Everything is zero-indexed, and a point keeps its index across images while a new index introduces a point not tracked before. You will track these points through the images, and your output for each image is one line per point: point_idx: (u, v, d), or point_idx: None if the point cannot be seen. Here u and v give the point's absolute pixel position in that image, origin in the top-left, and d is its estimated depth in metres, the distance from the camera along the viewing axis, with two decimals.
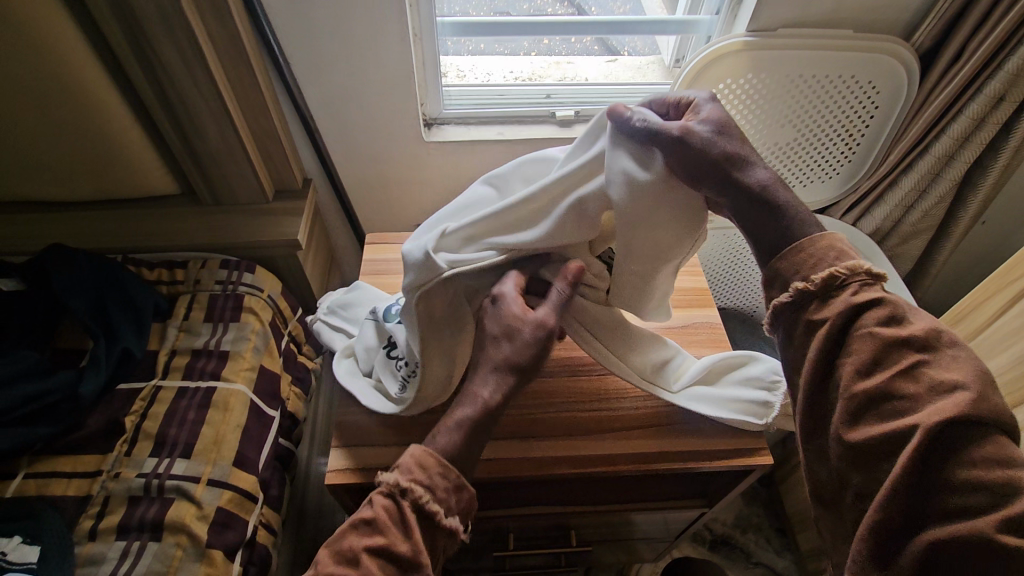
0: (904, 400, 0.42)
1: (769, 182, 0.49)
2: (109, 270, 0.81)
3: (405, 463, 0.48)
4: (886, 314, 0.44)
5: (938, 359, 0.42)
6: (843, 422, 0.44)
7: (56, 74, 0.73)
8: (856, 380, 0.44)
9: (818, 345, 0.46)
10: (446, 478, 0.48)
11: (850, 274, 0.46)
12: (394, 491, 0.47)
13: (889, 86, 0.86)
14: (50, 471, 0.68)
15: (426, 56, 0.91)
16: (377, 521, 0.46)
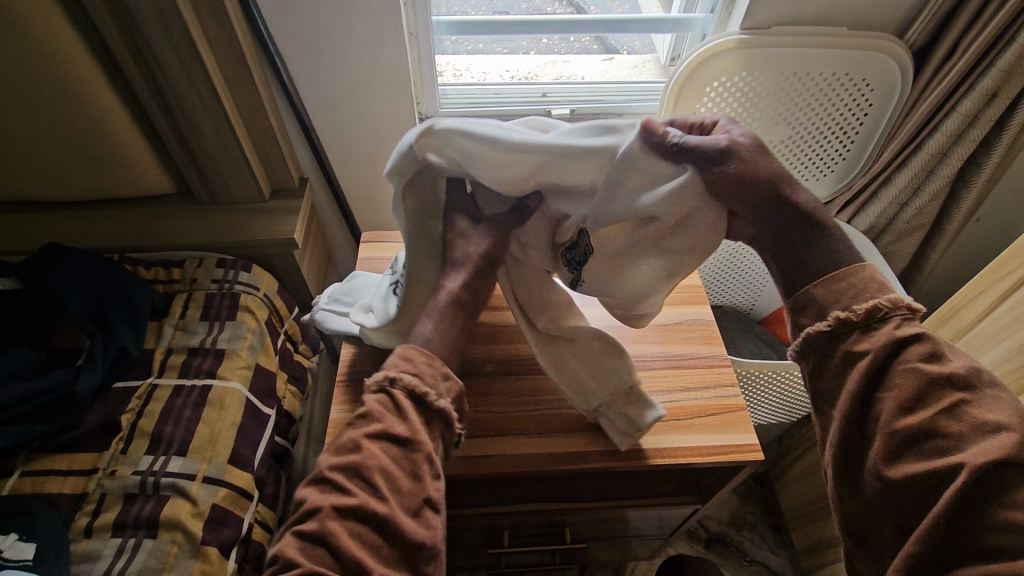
0: (949, 438, 0.41)
1: (813, 206, 0.47)
2: (107, 269, 0.81)
3: (390, 359, 0.47)
4: (930, 351, 0.43)
5: (981, 399, 0.41)
6: (883, 458, 0.42)
7: (53, 73, 0.73)
8: (902, 417, 0.42)
9: (861, 375, 0.44)
10: (433, 366, 0.47)
11: (893, 307, 0.45)
12: (384, 383, 0.45)
13: (883, 84, 0.87)
14: (45, 468, 0.68)
15: (422, 56, 0.91)
16: (371, 412, 0.44)
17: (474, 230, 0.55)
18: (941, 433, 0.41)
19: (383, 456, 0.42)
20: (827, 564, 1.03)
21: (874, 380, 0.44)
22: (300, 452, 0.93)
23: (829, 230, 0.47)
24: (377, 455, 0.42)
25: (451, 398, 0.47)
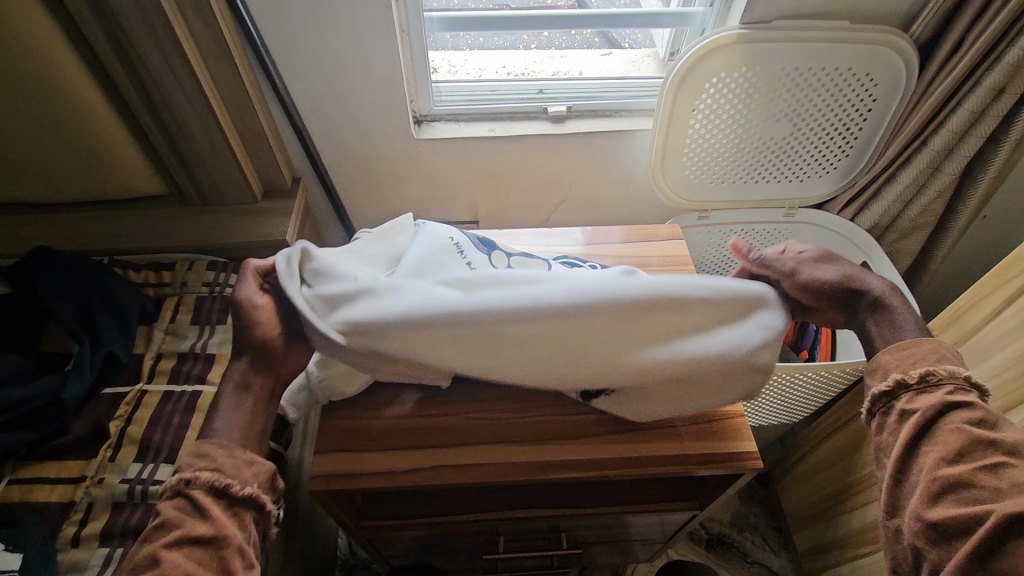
0: (987, 491, 0.46)
1: (882, 291, 0.60)
2: (96, 274, 0.80)
3: (186, 461, 0.52)
4: (976, 417, 0.50)
5: (1020, 462, 0.47)
6: (923, 502, 0.48)
7: (35, 73, 0.72)
8: (943, 465, 0.49)
9: (915, 430, 0.51)
10: (233, 457, 0.53)
11: (946, 376, 0.52)
12: (180, 486, 0.51)
13: (887, 79, 0.85)
14: (33, 477, 0.67)
15: (415, 53, 0.89)
16: (168, 521, 0.49)
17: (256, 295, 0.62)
18: (977, 486, 0.47)
19: (185, 561, 0.48)
20: (828, 567, 1.02)
21: (923, 434, 0.51)
22: (296, 452, 0.92)
23: (895, 307, 0.58)
24: (180, 561, 0.47)
25: (256, 482, 0.53)
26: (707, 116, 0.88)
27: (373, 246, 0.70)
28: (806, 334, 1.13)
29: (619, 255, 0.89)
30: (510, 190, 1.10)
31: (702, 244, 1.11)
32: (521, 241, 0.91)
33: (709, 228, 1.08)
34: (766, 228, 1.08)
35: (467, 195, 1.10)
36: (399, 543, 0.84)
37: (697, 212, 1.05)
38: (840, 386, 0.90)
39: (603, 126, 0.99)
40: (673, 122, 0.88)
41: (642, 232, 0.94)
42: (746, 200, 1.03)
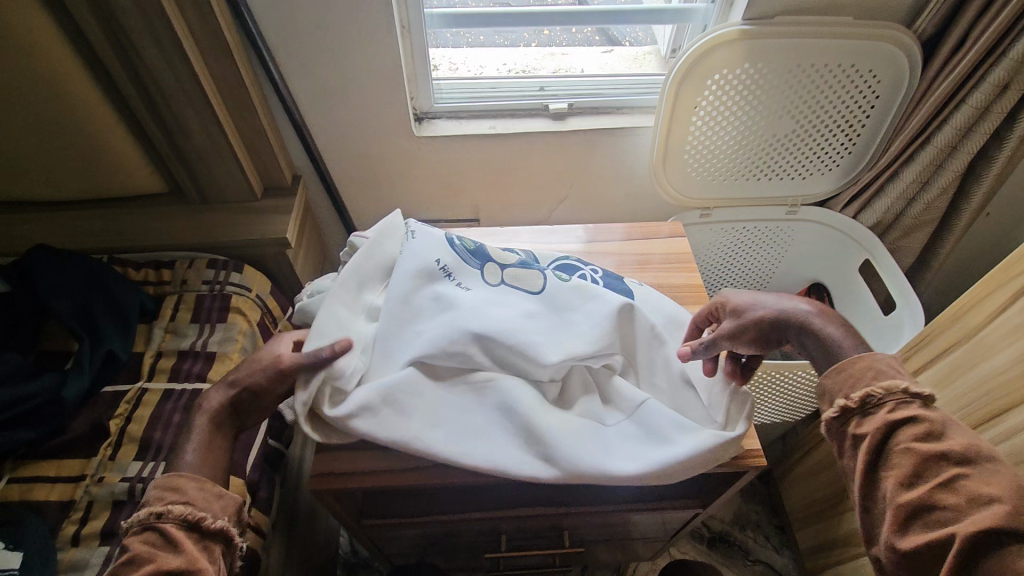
0: (947, 510, 0.45)
1: (811, 317, 0.60)
2: (95, 272, 0.80)
3: (154, 495, 0.52)
4: (923, 431, 0.48)
5: (978, 471, 0.45)
6: (892, 532, 0.47)
7: (32, 71, 0.71)
8: (901, 491, 0.47)
9: (868, 458, 0.50)
10: (203, 490, 0.53)
11: (885, 394, 0.51)
12: (149, 519, 0.51)
13: (890, 75, 0.84)
14: (33, 476, 0.67)
15: (415, 49, 0.89)
16: (139, 555, 0.49)
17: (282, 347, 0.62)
18: (936, 507, 0.45)
19: None
20: (830, 565, 1.02)
21: (876, 460, 0.50)
22: (297, 451, 0.91)
23: (823, 330, 0.59)
24: None
25: (226, 514, 0.54)
26: (709, 114, 0.88)
27: (365, 276, 0.68)
28: None
29: (620, 252, 0.89)
30: (511, 188, 1.09)
31: (705, 243, 1.10)
32: (522, 239, 0.91)
33: (712, 226, 1.07)
34: (765, 228, 1.08)
35: (468, 192, 1.09)
36: (401, 542, 0.83)
37: (699, 210, 1.05)
38: None
39: (604, 124, 0.99)
40: (675, 119, 0.88)
41: (644, 229, 0.93)
42: (747, 198, 1.02)
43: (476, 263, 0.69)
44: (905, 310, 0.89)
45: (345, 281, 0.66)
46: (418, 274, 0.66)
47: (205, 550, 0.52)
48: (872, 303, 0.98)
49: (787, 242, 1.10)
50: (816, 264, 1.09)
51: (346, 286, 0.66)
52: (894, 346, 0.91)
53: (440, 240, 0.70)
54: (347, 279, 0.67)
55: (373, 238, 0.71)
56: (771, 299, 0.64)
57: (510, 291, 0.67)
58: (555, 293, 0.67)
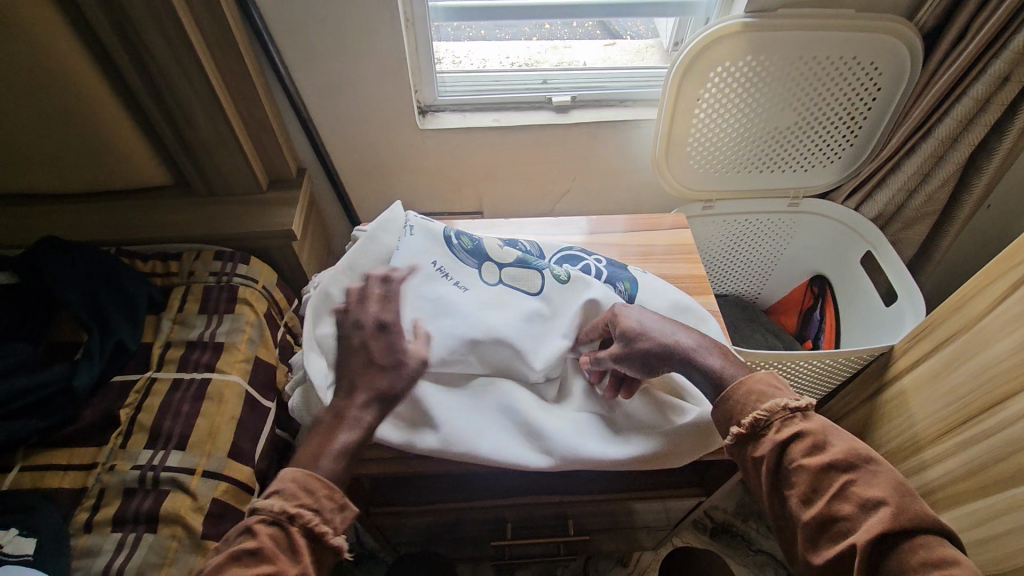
0: (846, 520, 0.46)
1: (697, 349, 0.58)
2: (104, 264, 0.81)
3: (288, 489, 0.48)
4: (808, 444, 0.49)
5: (862, 475, 0.46)
6: (808, 549, 0.48)
7: (41, 63, 0.72)
8: (803, 508, 0.48)
9: (768, 480, 0.51)
10: (332, 500, 0.50)
11: (769, 415, 0.51)
12: (282, 517, 0.47)
13: (891, 68, 0.85)
14: (46, 464, 0.68)
15: (420, 43, 0.89)
16: (264, 552, 0.45)
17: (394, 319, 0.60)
18: (837, 518, 0.46)
19: None
20: None
21: (777, 480, 0.50)
22: None
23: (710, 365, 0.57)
24: None
25: (343, 529, 0.50)
26: (712, 106, 0.89)
27: (363, 268, 0.70)
28: (810, 325, 1.15)
29: (623, 243, 0.90)
30: (514, 181, 1.10)
31: (708, 235, 1.11)
32: (527, 230, 0.92)
33: (714, 219, 1.08)
34: (767, 220, 1.08)
35: (472, 186, 1.10)
36: (408, 531, 0.84)
37: (701, 202, 1.05)
38: (843, 375, 0.91)
39: (606, 116, 0.99)
40: (677, 113, 0.88)
41: (647, 221, 0.94)
42: (750, 190, 1.03)
43: (474, 262, 0.69)
44: (905, 299, 0.90)
45: (338, 272, 0.69)
46: (414, 276, 0.66)
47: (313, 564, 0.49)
48: (872, 292, 0.99)
49: (787, 235, 1.11)
50: (817, 256, 1.10)
51: (341, 278, 0.68)
52: (895, 335, 0.92)
53: (436, 237, 0.70)
54: (340, 272, 0.69)
55: (372, 230, 0.72)
56: (655, 327, 0.60)
57: (509, 292, 0.68)
58: (554, 294, 0.68)
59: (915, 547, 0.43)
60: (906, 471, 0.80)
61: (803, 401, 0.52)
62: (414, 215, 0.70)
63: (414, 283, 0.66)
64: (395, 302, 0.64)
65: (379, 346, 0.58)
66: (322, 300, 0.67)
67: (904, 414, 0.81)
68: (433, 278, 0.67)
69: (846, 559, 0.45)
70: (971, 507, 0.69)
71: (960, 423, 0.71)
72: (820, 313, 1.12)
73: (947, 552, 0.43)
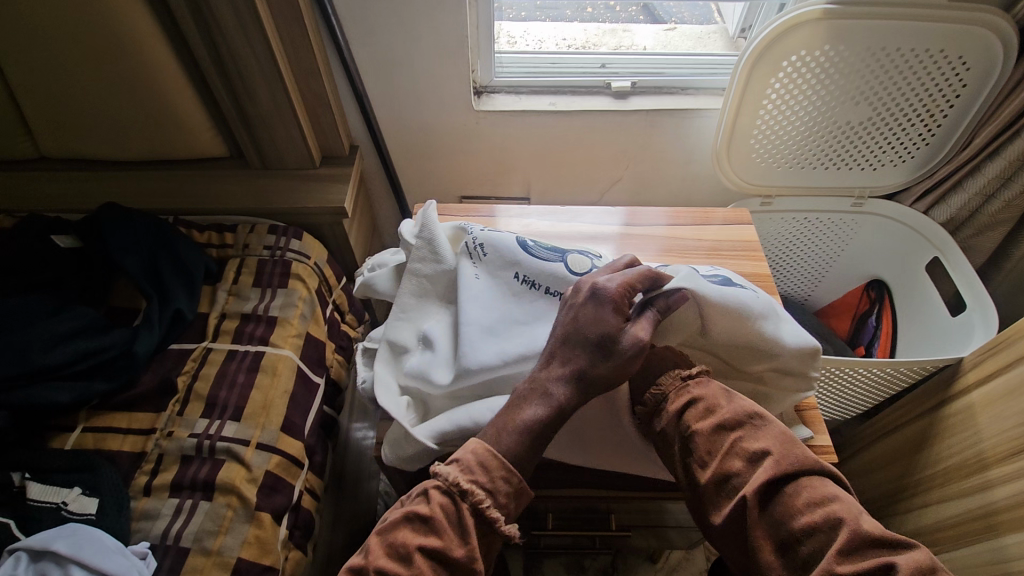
0: (738, 475, 0.46)
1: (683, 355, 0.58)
2: (162, 232, 0.82)
3: (467, 463, 0.49)
4: (699, 410, 0.51)
5: (747, 432, 0.48)
6: (710, 507, 0.47)
7: (111, 28, 0.73)
8: (700, 470, 0.48)
9: (672, 446, 0.52)
10: (508, 483, 0.49)
11: (666, 385, 0.54)
12: (457, 491, 0.48)
13: (981, 64, 0.79)
14: (107, 426, 0.70)
15: (481, 20, 0.85)
16: (434, 520, 0.47)
17: (609, 283, 0.54)
18: (731, 475, 0.46)
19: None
20: None
21: (677, 450, 0.51)
22: (346, 420, 0.92)
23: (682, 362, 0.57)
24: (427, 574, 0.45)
25: (512, 516, 0.50)
26: (781, 98, 0.85)
27: (416, 301, 0.67)
28: (864, 331, 1.10)
29: (680, 237, 0.87)
30: (567, 168, 1.07)
31: (766, 231, 1.07)
32: (582, 219, 0.90)
33: (775, 216, 1.04)
34: (826, 220, 1.04)
35: (520, 170, 1.08)
36: None
37: (760, 197, 1.02)
38: (903, 384, 0.87)
39: (666, 104, 0.96)
40: (744, 104, 0.85)
41: (700, 214, 0.91)
42: (814, 187, 0.99)
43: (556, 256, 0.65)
44: (975, 309, 0.85)
45: (393, 319, 0.67)
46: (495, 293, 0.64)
47: (485, 544, 0.49)
48: (937, 301, 0.94)
49: (846, 234, 1.06)
50: (877, 259, 1.05)
51: (390, 277, 0.72)
52: (963, 348, 0.87)
53: (511, 246, 0.65)
54: (396, 317, 0.67)
55: (415, 257, 0.68)
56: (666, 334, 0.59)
57: None
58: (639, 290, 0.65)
59: (798, 489, 0.44)
60: (968, 488, 0.77)
61: (699, 368, 0.55)
62: (479, 231, 0.66)
63: (494, 300, 0.63)
64: (481, 324, 0.61)
65: (589, 318, 0.53)
66: (390, 347, 0.66)
67: (969, 430, 0.78)
68: (520, 293, 0.64)
69: (739, 513, 0.45)
70: None
71: None
72: (876, 318, 1.07)
73: (825, 490, 0.44)
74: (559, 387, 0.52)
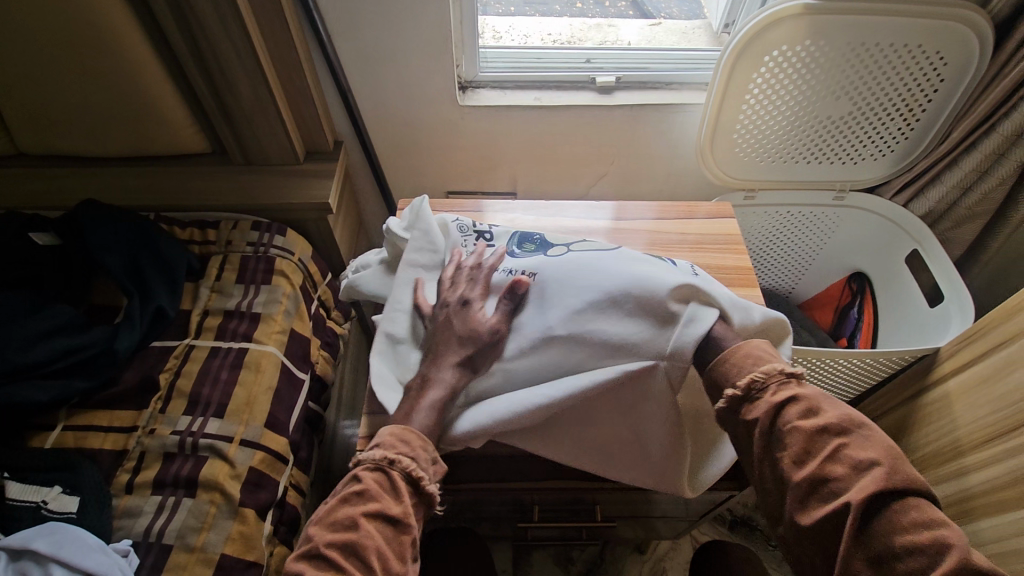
0: (838, 481, 0.43)
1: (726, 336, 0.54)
2: (142, 228, 0.82)
3: (387, 439, 0.51)
4: (803, 408, 0.46)
5: (855, 439, 0.44)
6: (795, 507, 0.44)
7: (86, 20, 0.72)
8: (794, 468, 0.45)
9: (762, 440, 0.47)
10: (427, 451, 0.52)
11: (766, 377, 0.49)
12: (383, 463, 0.49)
13: (959, 59, 0.80)
14: (88, 425, 0.69)
15: (465, 16, 0.86)
16: (370, 491, 0.48)
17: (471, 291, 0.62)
18: (830, 479, 0.43)
19: (378, 537, 0.46)
20: None
21: (768, 444, 0.47)
22: (332, 417, 0.92)
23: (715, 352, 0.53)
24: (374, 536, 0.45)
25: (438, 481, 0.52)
26: (763, 92, 0.85)
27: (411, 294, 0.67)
28: (846, 322, 1.11)
29: (664, 231, 0.87)
30: (552, 163, 1.08)
31: (750, 225, 1.08)
32: (566, 214, 0.90)
33: (757, 210, 1.05)
34: (808, 214, 1.06)
35: (506, 165, 1.08)
36: None
37: (744, 191, 1.03)
38: (883, 374, 0.88)
39: (650, 99, 0.96)
40: (727, 97, 0.85)
41: (684, 208, 0.91)
42: (797, 181, 0.99)
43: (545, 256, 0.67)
44: (952, 301, 0.87)
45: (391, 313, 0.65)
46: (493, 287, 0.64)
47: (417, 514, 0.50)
48: (915, 292, 0.96)
49: (829, 228, 1.08)
50: (859, 253, 1.07)
51: (374, 275, 0.73)
52: (941, 338, 0.88)
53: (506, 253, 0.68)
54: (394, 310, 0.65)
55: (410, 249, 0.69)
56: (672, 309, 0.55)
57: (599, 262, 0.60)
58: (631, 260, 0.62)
59: (905, 508, 0.41)
60: (945, 474, 0.78)
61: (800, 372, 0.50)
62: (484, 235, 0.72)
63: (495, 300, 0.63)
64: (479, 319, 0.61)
65: (459, 319, 0.60)
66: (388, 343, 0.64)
67: (946, 418, 0.79)
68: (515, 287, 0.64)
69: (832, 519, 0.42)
70: (1012, 516, 0.67)
71: (1005, 430, 0.69)
72: (857, 310, 1.09)
73: (934, 513, 0.41)
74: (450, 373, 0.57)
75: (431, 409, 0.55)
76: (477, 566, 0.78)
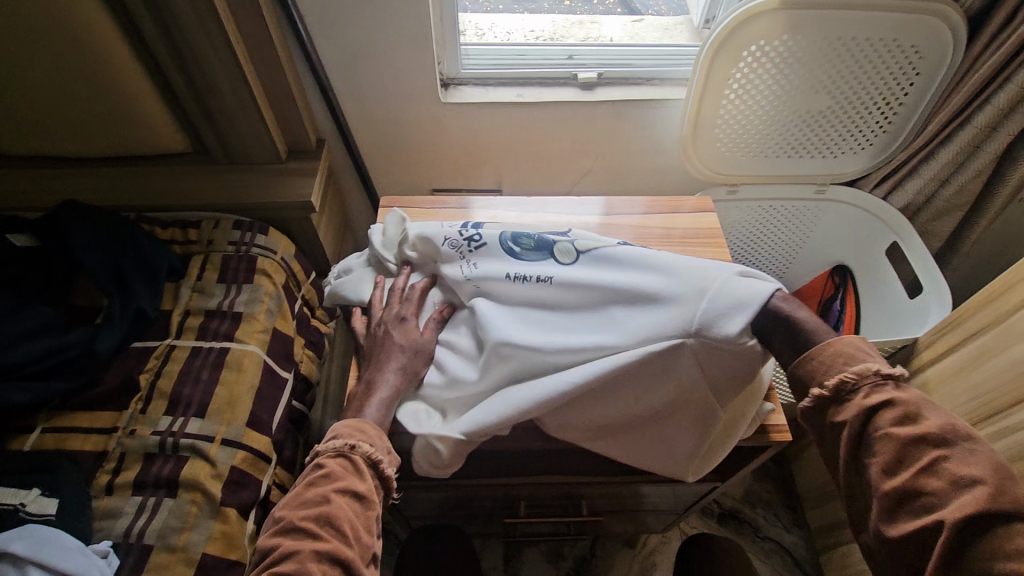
0: (931, 495, 0.40)
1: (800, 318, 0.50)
2: (122, 228, 0.81)
3: (343, 431, 0.53)
4: (899, 415, 0.43)
5: (957, 452, 0.41)
6: (881, 518, 0.42)
7: (58, 21, 0.71)
8: (883, 477, 0.43)
9: (848, 445, 0.45)
10: (382, 440, 0.54)
11: (858, 379, 0.45)
12: (343, 449, 0.52)
13: (934, 53, 0.81)
14: (68, 426, 0.69)
15: (445, 13, 0.86)
16: (334, 473, 0.50)
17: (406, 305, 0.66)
18: (923, 493, 0.41)
19: (349, 510, 0.48)
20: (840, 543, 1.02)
21: (855, 450, 0.45)
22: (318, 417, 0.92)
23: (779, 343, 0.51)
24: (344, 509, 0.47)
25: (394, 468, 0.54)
26: (742, 86, 0.86)
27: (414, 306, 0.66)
28: (829, 316, 1.11)
29: (647, 226, 0.88)
30: (537, 159, 1.08)
31: (733, 218, 1.09)
32: (549, 209, 0.90)
33: (737, 204, 1.06)
34: (789, 208, 1.06)
35: (491, 162, 1.08)
36: (421, 506, 0.83)
37: (726, 186, 1.03)
38: None
39: (633, 94, 0.96)
40: (707, 92, 0.86)
41: (666, 203, 0.92)
42: (778, 174, 1.00)
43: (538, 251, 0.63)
44: (930, 291, 0.88)
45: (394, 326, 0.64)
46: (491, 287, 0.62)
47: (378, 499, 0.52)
48: (892, 277, 0.98)
49: (812, 221, 1.08)
50: (841, 245, 1.08)
51: (357, 279, 0.73)
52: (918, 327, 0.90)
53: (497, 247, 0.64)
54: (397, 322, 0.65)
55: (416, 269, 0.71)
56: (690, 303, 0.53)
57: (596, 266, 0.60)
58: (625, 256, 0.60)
59: (1013, 534, 0.37)
60: None
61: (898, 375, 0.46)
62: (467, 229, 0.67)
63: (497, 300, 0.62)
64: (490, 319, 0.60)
65: (399, 332, 0.63)
66: None
67: None
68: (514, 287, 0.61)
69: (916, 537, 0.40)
70: None
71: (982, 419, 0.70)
72: (839, 303, 1.09)
73: None
74: (392, 373, 0.60)
75: (381, 402, 0.58)
76: (462, 562, 0.78)
